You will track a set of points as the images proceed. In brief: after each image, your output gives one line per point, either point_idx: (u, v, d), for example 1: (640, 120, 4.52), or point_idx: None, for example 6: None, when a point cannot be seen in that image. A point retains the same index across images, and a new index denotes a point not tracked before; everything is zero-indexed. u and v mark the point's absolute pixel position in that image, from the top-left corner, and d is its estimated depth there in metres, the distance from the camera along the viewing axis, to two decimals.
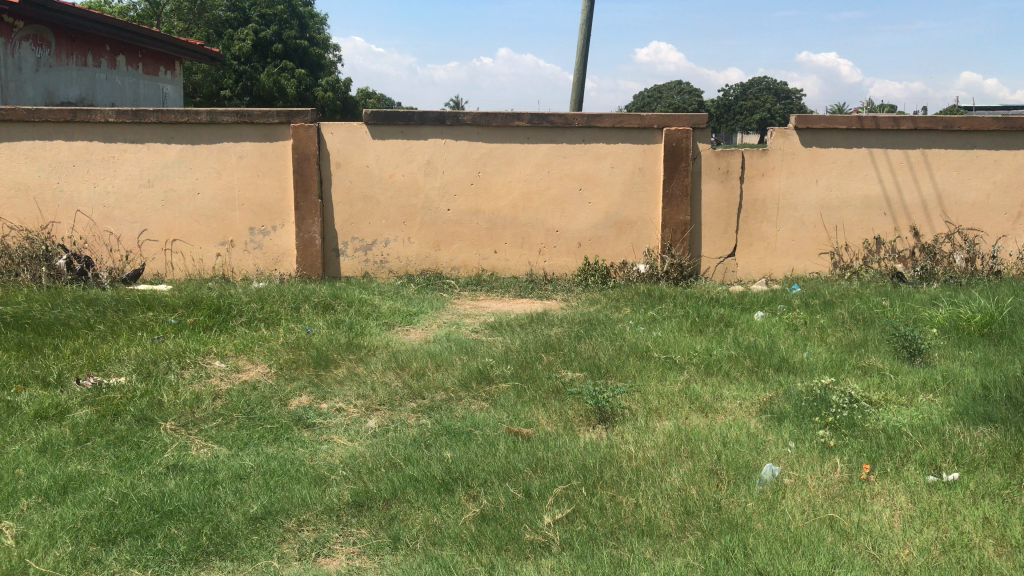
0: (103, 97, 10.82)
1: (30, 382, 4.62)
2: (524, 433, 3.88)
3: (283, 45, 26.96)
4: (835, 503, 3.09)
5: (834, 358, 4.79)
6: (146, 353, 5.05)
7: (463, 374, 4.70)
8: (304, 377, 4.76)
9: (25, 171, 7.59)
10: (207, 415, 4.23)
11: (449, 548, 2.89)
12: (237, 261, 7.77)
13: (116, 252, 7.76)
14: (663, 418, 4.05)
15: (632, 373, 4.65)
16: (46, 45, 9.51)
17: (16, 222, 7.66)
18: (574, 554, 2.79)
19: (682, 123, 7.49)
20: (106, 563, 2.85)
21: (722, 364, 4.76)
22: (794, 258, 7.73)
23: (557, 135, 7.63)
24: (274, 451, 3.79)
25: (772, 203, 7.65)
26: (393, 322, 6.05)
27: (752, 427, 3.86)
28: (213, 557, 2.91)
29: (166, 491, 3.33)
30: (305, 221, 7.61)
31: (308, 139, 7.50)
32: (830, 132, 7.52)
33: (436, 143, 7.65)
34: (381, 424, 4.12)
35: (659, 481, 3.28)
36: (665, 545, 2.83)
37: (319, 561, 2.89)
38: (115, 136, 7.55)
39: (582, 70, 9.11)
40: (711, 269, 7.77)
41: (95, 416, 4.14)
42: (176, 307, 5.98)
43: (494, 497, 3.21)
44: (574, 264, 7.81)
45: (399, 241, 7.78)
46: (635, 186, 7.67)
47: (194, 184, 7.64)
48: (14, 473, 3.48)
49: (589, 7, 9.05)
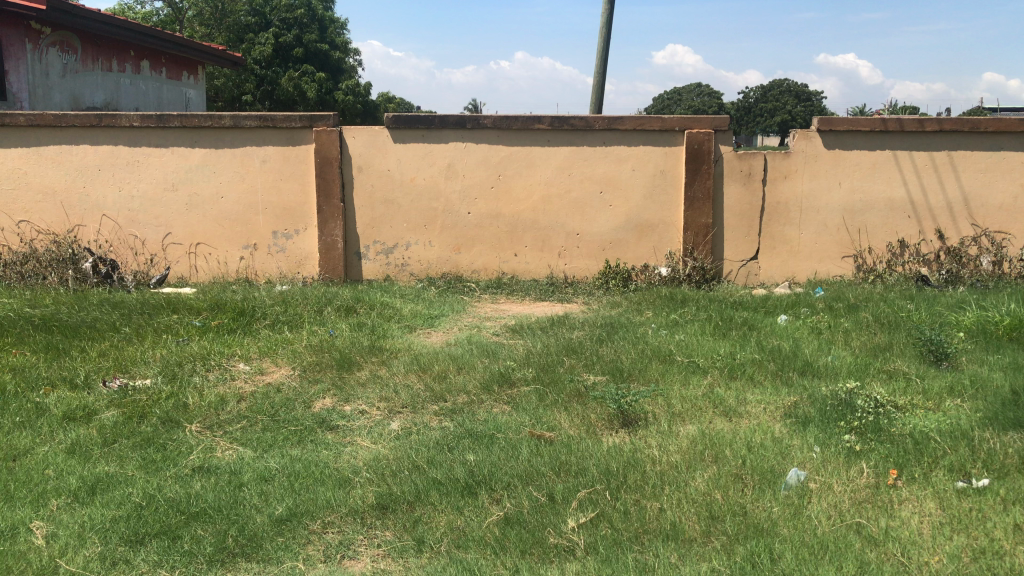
0: (127, 102, 10.95)
1: (58, 383, 4.68)
2: (547, 437, 3.87)
3: (303, 48, 27.12)
4: (862, 508, 3.07)
5: (859, 361, 4.76)
6: (171, 355, 5.12)
7: (486, 376, 4.72)
8: (328, 379, 4.80)
9: (51, 175, 7.67)
10: (233, 416, 4.26)
11: (473, 552, 2.89)
12: (261, 264, 7.82)
13: (141, 255, 7.84)
14: (687, 422, 4.03)
15: (655, 377, 4.64)
16: (73, 51, 9.64)
17: (43, 226, 7.74)
18: (599, 559, 2.79)
19: (703, 126, 7.46)
20: (134, 564, 2.88)
21: (746, 368, 4.73)
22: (818, 261, 7.68)
23: (578, 139, 7.62)
24: (299, 453, 3.81)
25: (795, 206, 7.60)
26: (414, 325, 6.08)
27: (777, 431, 3.84)
28: (240, 559, 2.93)
29: (191, 492, 3.36)
30: (328, 225, 7.65)
31: (330, 143, 7.54)
32: (853, 134, 7.47)
33: (457, 147, 7.67)
34: (404, 426, 4.14)
35: (683, 485, 3.27)
36: (690, 550, 2.82)
37: (344, 563, 2.91)
38: (140, 140, 7.62)
39: (602, 74, 9.11)
40: (733, 273, 7.74)
41: (122, 417, 4.18)
42: (201, 309, 6.04)
43: (518, 501, 3.22)
44: (596, 267, 7.80)
45: (420, 244, 7.81)
46: (657, 190, 7.65)
47: (218, 188, 7.71)
48: (44, 474, 3.52)
49: (610, 10, 9.05)
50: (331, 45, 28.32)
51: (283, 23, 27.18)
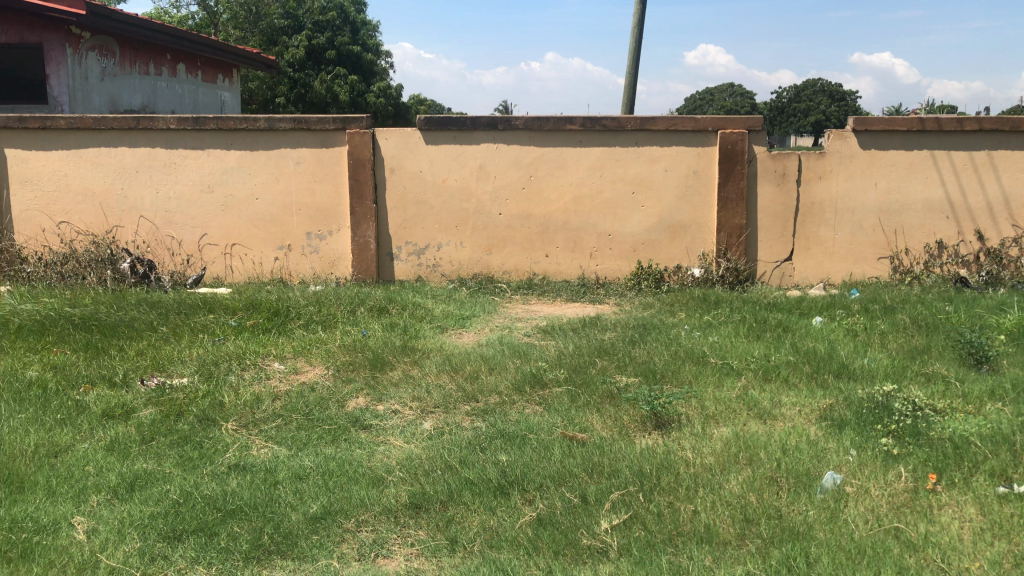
0: (164, 104, 11.12)
1: (97, 381, 4.76)
2: (580, 438, 3.86)
3: (335, 51, 27.33)
4: (900, 512, 3.03)
5: (896, 364, 4.69)
6: (208, 354, 5.18)
7: (518, 377, 4.72)
8: (361, 378, 4.83)
9: (90, 176, 7.80)
10: (268, 415, 4.31)
11: (506, 552, 2.90)
12: (295, 265, 7.90)
13: (178, 256, 7.95)
14: (721, 424, 4.00)
15: (688, 379, 4.61)
16: (111, 55, 9.81)
17: (82, 227, 7.88)
18: (633, 560, 2.78)
19: (737, 126, 7.41)
20: (172, 560, 2.92)
21: (780, 370, 4.68)
22: (853, 262, 7.58)
23: (610, 139, 7.59)
24: (333, 452, 3.84)
25: (830, 207, 7.51)
26: (446, 325, 6.10)
27: (812, 434, 3.80)
28: (275, 556, 2.96)
29: (228, 490, 3.40)
30: (360, 226, 7.71)
31: (363, 145, 7.60)
32: (890, 133, 7.37)
33: (488, 148, 7.68)
34: (436, 426, 4.16)
35: (717, 488, 3.25)
36: (725, 553, 2.80)
37: (378, 561, 2.92)
38: (177, 142, 7.73)
39: (634, 74, 9.07)
40: (767, 274, 7.67)
41: (160, 416, 4.24)
42: (237, 309, 6.11)
43: (551, 502, 3.21)
44: (628, 268, 7.77)
45: (451, 245, 7.83)
46: (690, 190, 7.60)
47: (253, 190, 7.79)
48: (84, 470, 3.59)
49: (642, 10, 9.01)
50: (362, 48, 28.51)
51: (316, 26, 27.41)
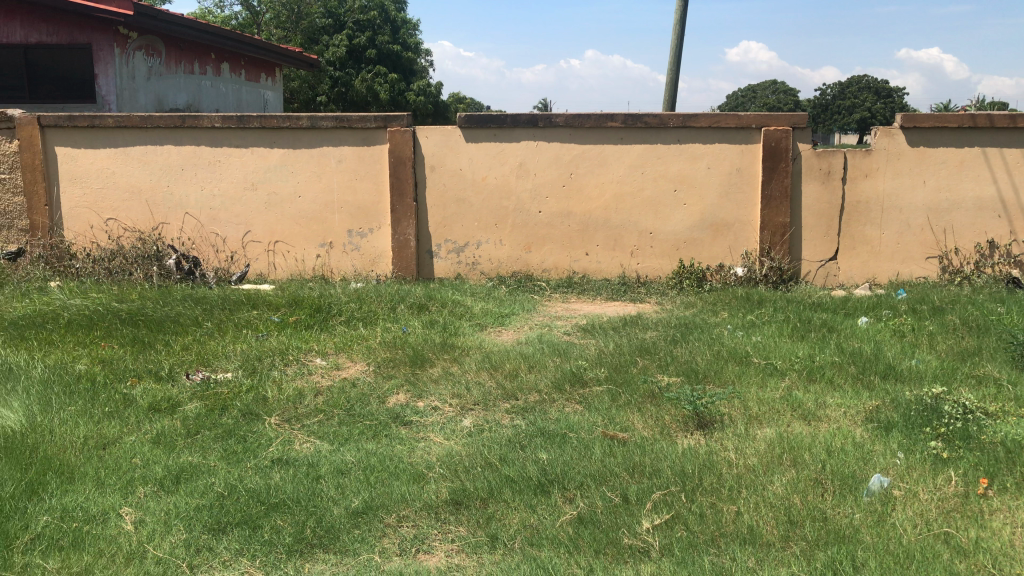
0: (208, 103, 11.29)
1: (144, 375, 4.84)
2: (621, 437, 3.84)
3: (376, 50, 27.52)
4: (950, 517, 2.96)
5: (945, 366, 4.59)
6: (251, 350, 5.25)
7: (558, 376, 4.71)
8: (401, 375, 4.86)
9: (137, 174, 7.94)
10: (311, 410, 4.35)
11: (547, 549, 2.89)
12: (337, 262, 7.97)
13: (222, 253, 8.06)
14: (765, 425, 3.95)
15: (731, 379, 4.55)
16: (157, 55, 9.98)
17: (129, 224, 8.03)
18: (675, 561, 2.75)
19: (781, 123, 7.31)
20: (217, 552, 2.97)
21: (825, 371, 4.61)
22: (900, 262, 7.45)
23: (652, 136, 7.54)
24: (374, 447, 3.86)
25: (876, 205, 7.38)
26: (485, 323, 6.11)
27: (858, 435, 3.74)
28: (317, 549, 2.99)
29: (271, 483, 3.44)
30: (401, 224, 7.75)
31: (404, 142, 7.63)
32: (940, 130, 7.23)
33: (529, 146, 7.67)
34: (476, 424, 4.16)
35: (760, 489, 3.20)
36: (769, 554, 2.76)
37: (418, 556, 2.93)
38: (222, 140, 7.84)
39: (675, 71, 9.00)
40: (811, 274, 7.56)
41: (205, 409, 4.31)
42: (279, 305, 6.18)
43: (591, 501, 3.20)
44: (669, 266, 7.72)
45: (491, 242, 7.84)
46: (733, 188, 7.52)
47: (295, 187, 7.87)
48: (131, 462, 3.65)
49: (684, 7, 8.94)
50: (403, 47, 28.67)
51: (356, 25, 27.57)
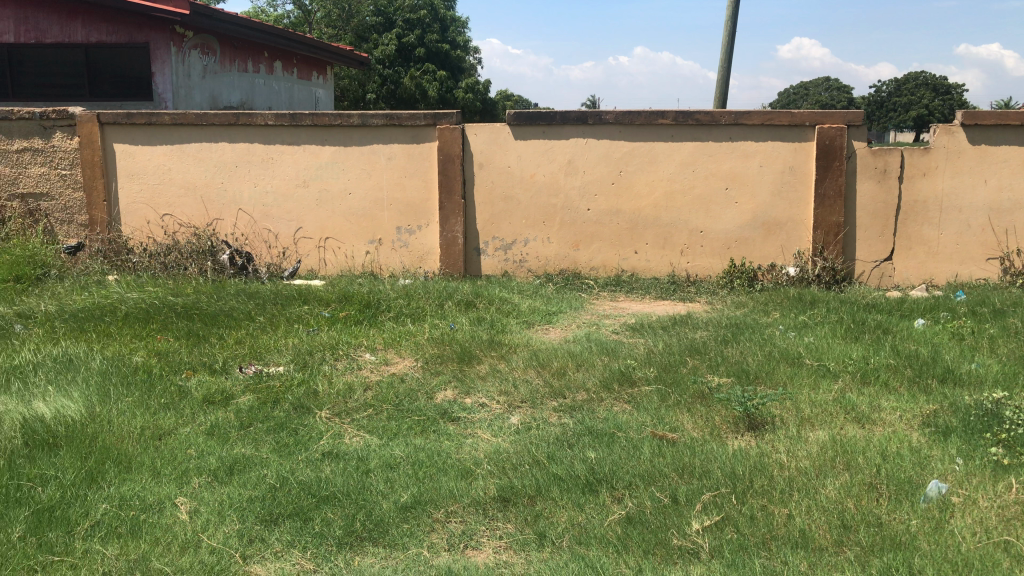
0: (261, 101, 11.48)
1: (198, 368, 4.94)
2: (670, 437, 3.81)
3: (425, 48, 27.68)
4: (1011, 525, 2.88)
5: (1006, 370, 4.47)
6: (302, 344, 5.32)
7: (606, 374, 4.69)
8: (450, 371, 4.89)
9: (193, 171, 8.11)
10: (360, 404, 4.39)
11: (595, 549, 2.88)
12: (386, 259, 8.04)
13: (274, 248, 8.19)
14: (817, 427, 3.89)
15: (782, 381, 4.49)
16: (212, 53, 10.17)
17: (184, 219, 8.20)
18: (725, 563, 2.72)
19: (836, 120, 7.17)
20: (269, 543, 3.01)
21: (880, 373, 4.52)
22: (959, 263, 7.28)
23: (703, 134, 7.46)
24: (422, 442, 3.89)
25: (934, 204, 7.21)
26: (533, 321, 6.11)
27: (915, 440, 3.66)
28: (367, 543, 3.02)
29: (322, 476, 3.49)
30: (450, 221, 7.79)
31: (453, 140, 7.67)
32: (1001, 128, 7.05)
33: (578, 143, 7.65)
34: (524, 421, 4.16)
35: (813, 493, 3.15)
36: (821, 559, 2.71)
37: (466, 552, 2.95)
38: (275, 137, 7.96)
39: (726, 68, 8.89)
40: (865, 274, 7.41)
41: (257, 402, 4.38)
42: (330, 301, 6.26)
43: (640, 501, 3.18)
44: (719, 266, 7.64)
45: (539, 240, 7.84)
46: (785, 187, 7.41)
47: (346, 184, 7.96)
48: (187, 453, 3.73)
49: (736, 2, 8.82)
50: (451, 45, 28.80)
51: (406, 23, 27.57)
